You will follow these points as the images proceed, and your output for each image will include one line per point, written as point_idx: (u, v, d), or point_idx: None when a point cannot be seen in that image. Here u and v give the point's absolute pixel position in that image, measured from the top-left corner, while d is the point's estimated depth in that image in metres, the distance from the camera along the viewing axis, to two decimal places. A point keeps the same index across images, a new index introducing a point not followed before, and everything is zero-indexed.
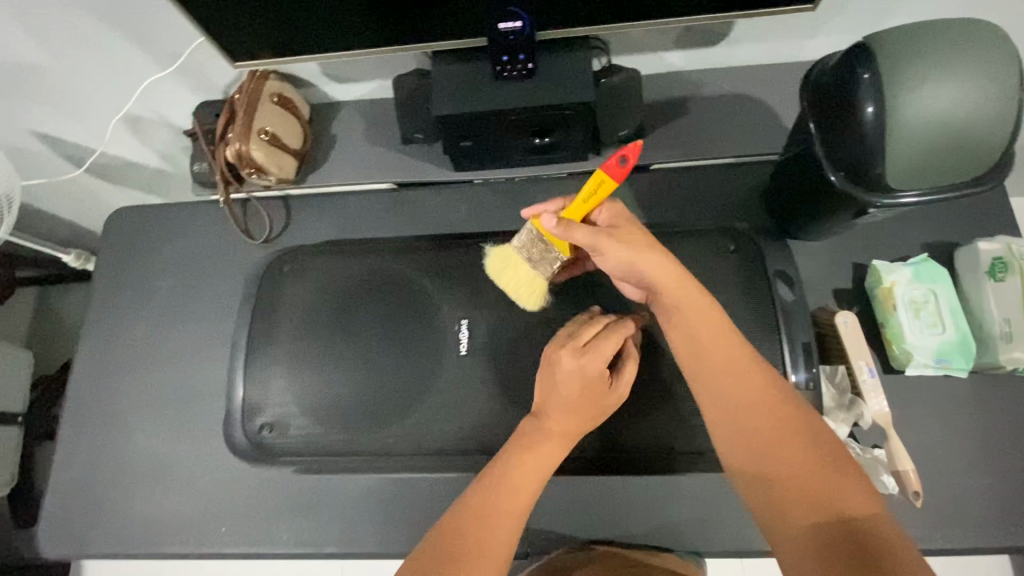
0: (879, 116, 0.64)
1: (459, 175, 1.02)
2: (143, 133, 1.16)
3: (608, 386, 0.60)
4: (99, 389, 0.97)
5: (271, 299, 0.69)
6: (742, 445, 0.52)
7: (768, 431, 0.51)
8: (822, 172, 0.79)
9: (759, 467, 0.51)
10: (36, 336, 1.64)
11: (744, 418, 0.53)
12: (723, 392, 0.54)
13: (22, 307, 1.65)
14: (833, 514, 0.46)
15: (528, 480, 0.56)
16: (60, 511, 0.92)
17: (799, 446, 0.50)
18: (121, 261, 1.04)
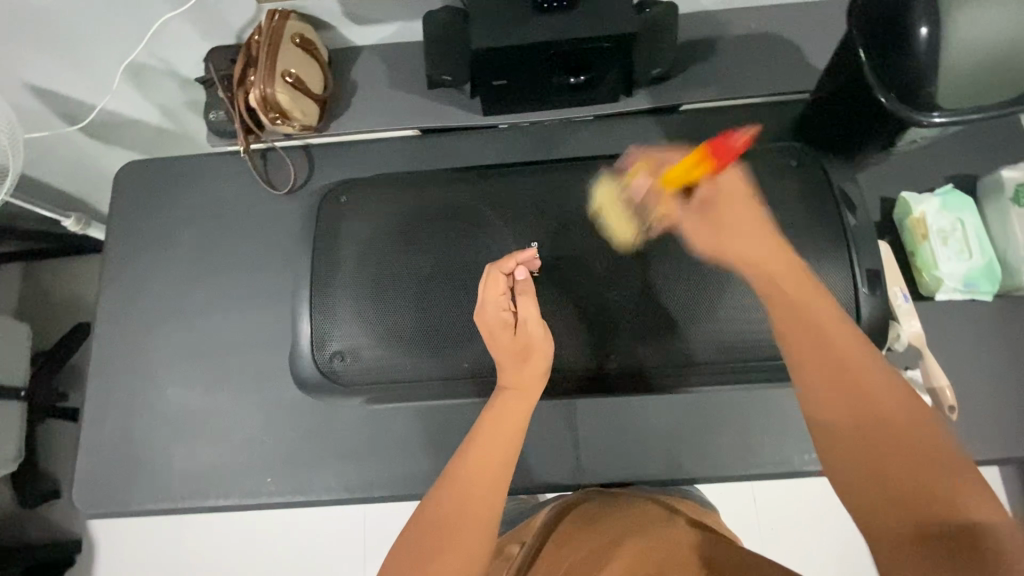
0: (935, 33, 0.66)
1: (487, 120, 1.00)
2: (148, 86, 1.10)
3: (512, 331, 0.57)
4: (127, 347, 0.94)
5: (326, 233, 0.67)
6: (845, 443, 0.43)
7: (875, 436, 0.42)
8: (863, 100, 0.80)
9: (849, 445, 0.43)
10: (29, 311, 1.57)
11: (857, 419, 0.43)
12: (825, 387, 0.46)
13: (12, 281, 1.58)
14: (934, 515, 0.38)
15: (500, 444, 0.54)
16: (92, 473, 0.90)
17: (915, 454, 0.40)
18: (137, 216, 1.00)
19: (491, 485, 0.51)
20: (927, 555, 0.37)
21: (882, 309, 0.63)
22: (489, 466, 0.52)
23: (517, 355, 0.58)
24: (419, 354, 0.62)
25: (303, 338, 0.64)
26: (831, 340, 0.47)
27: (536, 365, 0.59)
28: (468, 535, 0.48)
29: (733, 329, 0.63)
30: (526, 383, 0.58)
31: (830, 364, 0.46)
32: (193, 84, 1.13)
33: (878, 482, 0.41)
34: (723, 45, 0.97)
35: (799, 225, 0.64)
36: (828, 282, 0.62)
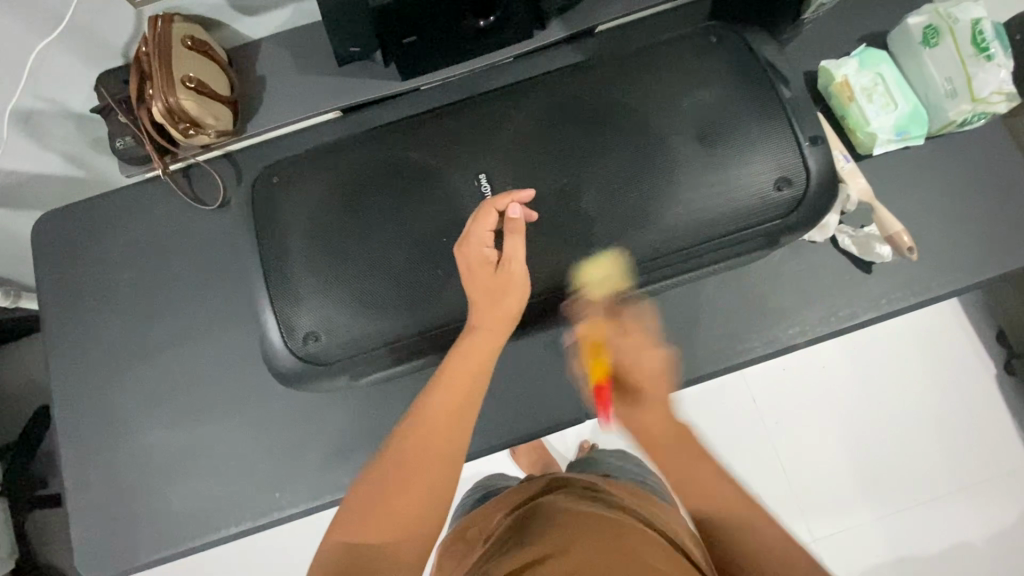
0: None
1: (406, 85, 0.97)
2: (42, 134, 1.03)
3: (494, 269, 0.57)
4: (92, 403, 0.89)
5: (267, 218, 0.64)
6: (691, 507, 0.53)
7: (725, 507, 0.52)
8: None
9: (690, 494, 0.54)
10: None
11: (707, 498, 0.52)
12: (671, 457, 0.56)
13: None
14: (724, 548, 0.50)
15: (465, 384, 0.54)
16: (90, 541, 0.85)
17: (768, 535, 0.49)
18: (67, 269, 0.94)
19: (452, 432, 0.52)
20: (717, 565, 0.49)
21: (831, 156, 0.63)
22: (448, 420, 0.53)
23: (494, 294, 0.58)
24: (389, 311, 0.61)
25: (271, 331, 0.62)
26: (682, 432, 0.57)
27: (510, 305, 0.57)
28: (422, 486, 0.49)
29: (699, 208, 0.62)
30: (493, 322, 0.57)
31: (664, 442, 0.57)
32: (88, 117, 1.07)
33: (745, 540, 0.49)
34: None
35: (734, 95, 0.63)
36: (775, 141, 0.62)
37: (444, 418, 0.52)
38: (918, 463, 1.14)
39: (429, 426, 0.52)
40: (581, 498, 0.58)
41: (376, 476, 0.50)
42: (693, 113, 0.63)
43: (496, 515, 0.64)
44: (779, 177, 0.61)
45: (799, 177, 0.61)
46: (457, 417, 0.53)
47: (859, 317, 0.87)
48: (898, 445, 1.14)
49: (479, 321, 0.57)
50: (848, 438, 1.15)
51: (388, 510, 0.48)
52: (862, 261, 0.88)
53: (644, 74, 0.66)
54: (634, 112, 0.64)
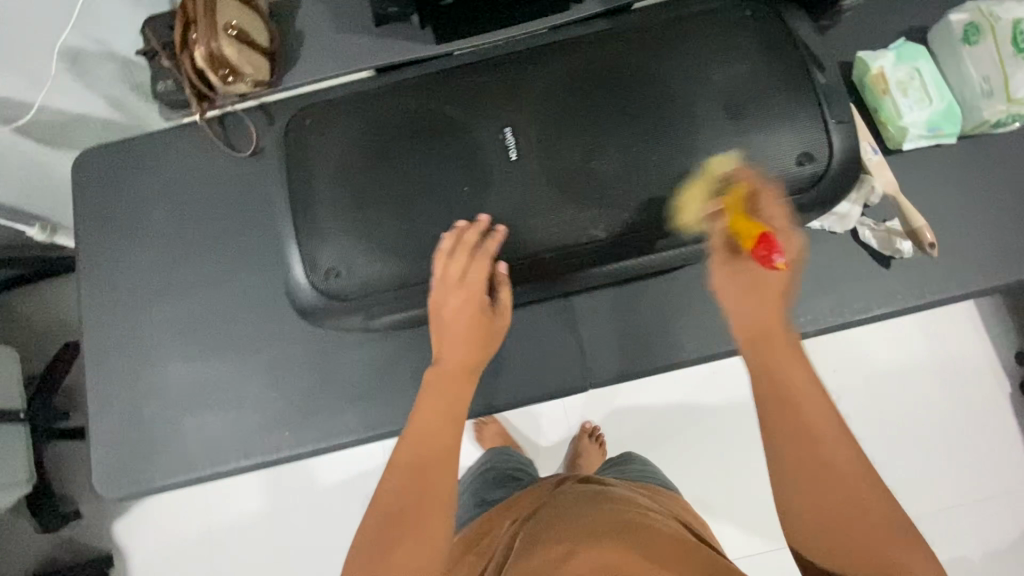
0: None
1: (440, 49, 0.99)
2: (86, 73, 1.07)
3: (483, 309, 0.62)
4: (117, 333, 0.93)
5: (298, 157, 0.66)
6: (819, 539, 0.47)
7: (826, 481, 0.48)
8: None
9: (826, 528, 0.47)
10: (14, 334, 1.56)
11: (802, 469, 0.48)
12: (789, 424, 0.50)
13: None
14: None
15: (439, 431, 0.57)
16: (108, 463, 0.89)
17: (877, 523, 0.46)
18: (103, 204, 0.98)
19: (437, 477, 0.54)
20: None
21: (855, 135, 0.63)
22: (432, 467, 0.55)
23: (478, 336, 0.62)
24: (405, 257, 0.63)
25: (295, 269, 0.65)
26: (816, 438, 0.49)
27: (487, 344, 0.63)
28: (422, 537, 0.50)
29: (719, 177, 0.62)
30: (466, 355, 0.61)
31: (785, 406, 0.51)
32: (133, 62, 1.11)
33: (845, 521, 0.46)
34: None
35: (763, 69, 0.64)
36: (800, 115, 0.62)
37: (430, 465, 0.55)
38: (919, 473, 1.13)
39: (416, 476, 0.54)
40: (583, 502, 0.63)
41: (371, 537, 0.51)
42: (719, 84, 0.64)
43: (497, 526, 0.68)
44: (802, 152, 0.61)
45: (821, 153, 0.61)
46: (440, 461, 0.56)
47: (874, 311, 0.86)
48: (901, 454, 1.14)
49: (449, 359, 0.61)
50: (852, 440, 1.15)
51: (392, 566, 0.49)
52: (880, 255, 0.88)
53: (673, 43, 0.66)
54: (660, 80, 0.65)
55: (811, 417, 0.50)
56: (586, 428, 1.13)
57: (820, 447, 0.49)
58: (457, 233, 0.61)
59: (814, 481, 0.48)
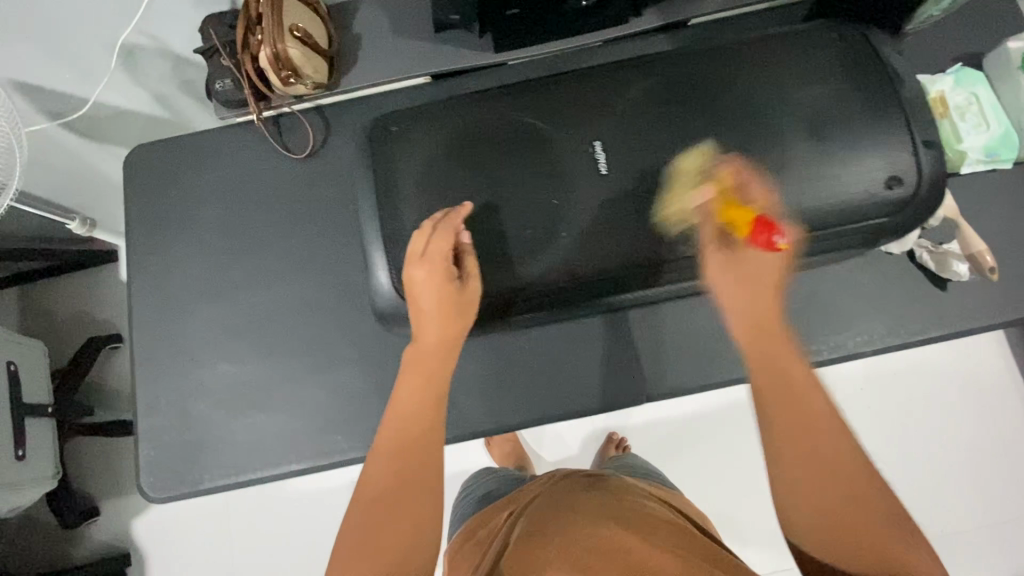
0: None
1: (497, 58, 0.99)
2: (140, 69, 1.07)
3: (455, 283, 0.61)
4: (166, 331, 0.93)
5: (382, 163, 0.67)
6: (812, 525, 0.47)
7: (820, 466, 0.48)
8: None
9: (811, 507, 0.47)
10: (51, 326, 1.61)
11: (801, 463, 0.48)
12: (778, 404, 0.51)
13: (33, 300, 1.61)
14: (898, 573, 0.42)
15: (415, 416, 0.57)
16: (154, 461, 0.88)
17: (859, 495, 0.47)
18: (155, 201, 0.97)
19: (421, 458, 0.55)
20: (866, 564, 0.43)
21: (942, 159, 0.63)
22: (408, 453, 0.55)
23: (450, 309, 0.61)
24: (490, 268, 0.64)
25: (379, 277, 0.66)
26: (810, 418, 0.50)
27: (459, 317, 0.62)
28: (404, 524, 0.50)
29: (807, 196, 0.62)
30: (441, 337, 0.61)
31: (784, 391, 0.51)
32: (186, 60, 1.09)
33: (832, 493, 0.47)
34: None
35: (851, 91, 0.64)
36: (889, 139, 0.62)
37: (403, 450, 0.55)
38: (953, 495, 1.13)
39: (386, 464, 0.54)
40: (577, 492, 0.66)
41: (355, 526, 0.51)
42: (805, 103, 0.64)
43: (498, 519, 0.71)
44: (890, 176, 0.61)
45: (910, 176, 0.61)
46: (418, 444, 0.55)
47: (928, 333, 0.87)
48: (923, 470, 1.15)
49: (425, 341, 0.61)
50: (879, 458, 1.15)
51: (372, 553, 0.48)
52: (937, 277, 0.88)
53: (758, 62, 0.67)
54: (747, 98, 0.65)
55: (795, 401, 0.51)
56: (614, 439, 1.20)
57: (805, 425, 0.49)
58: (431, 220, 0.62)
59: (802, 460, 0.49)
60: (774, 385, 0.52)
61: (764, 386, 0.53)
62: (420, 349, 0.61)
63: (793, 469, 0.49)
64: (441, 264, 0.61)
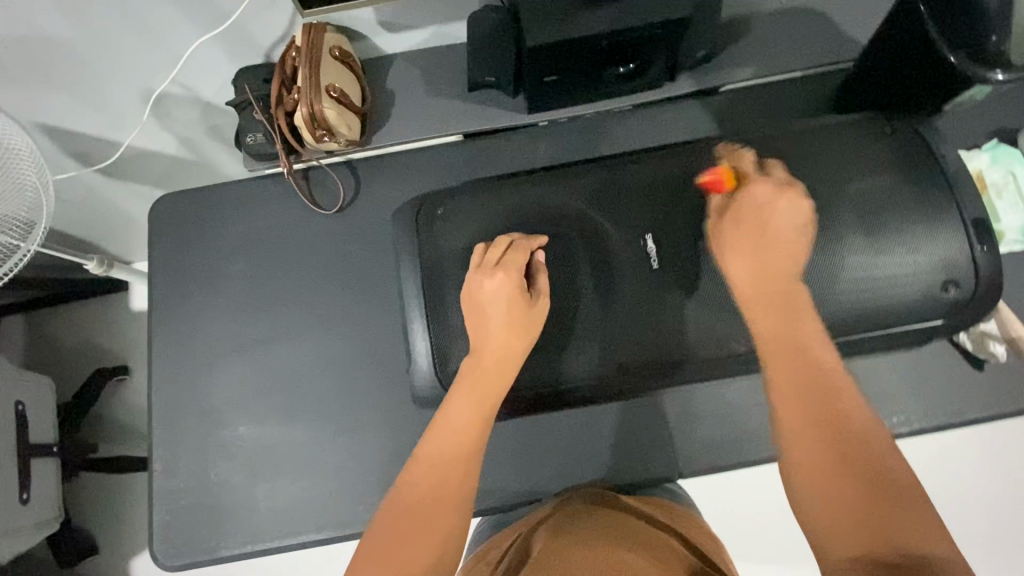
0: (999, 32, 0.69)
1: (530, 119, 0.99)
2: (171, 114, 1.06)
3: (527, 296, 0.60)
4: (188, 387, 0.91)
5: (429, 246, 0.67)
6: (814, 457, 0.46)
7: (840, 454, 0.46)
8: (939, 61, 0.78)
9: (812, 457, 0.46)
10: (58, 355, 1.58)
11: (815, 404, 0.48)
12: (797, 383, 0.49)
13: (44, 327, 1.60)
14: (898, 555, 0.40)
15: (463, 426, 0.55)
16: (170, 525, 0.86)
17: (880, 490, 0.44)
18: (180, 251, 0.96)
19: (462, 471, 0.52)
20: (865, 513, 0.43)
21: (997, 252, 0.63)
22: (453, 459, 0.53)
23: (514, 320, 0.59)
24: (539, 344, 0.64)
25: (418, 352, 0.65)
26: (817, 364, 0.50)
27: (522, 331, 0.60)
28: (430, 536, 0.48)
29: (858, 295, 0.62)
30: (506, 348, 0.59)
31: (803, 367, 0.50)
32: (215, 107, 1.08)
33: (847, 482, 0.44)
34: (757, 22, 0.97)
35: (904, 187, 0.64)
36: (942, 238, 0.62)
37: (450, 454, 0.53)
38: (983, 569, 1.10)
39: (430, 466, 0.52)
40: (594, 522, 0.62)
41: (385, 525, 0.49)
42: (856, 196, 0.64)
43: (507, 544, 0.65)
44: (944, 278, 0.61)
45: (964, 277, 0.61)
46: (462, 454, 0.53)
47: (966, 415, 0.85)
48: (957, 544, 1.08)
49: (490, 348, 0.59)
50: None
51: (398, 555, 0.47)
52: (973, 357, 0.86)
53: (808, 152, 0.67)
54: (800, 188, 0.65)
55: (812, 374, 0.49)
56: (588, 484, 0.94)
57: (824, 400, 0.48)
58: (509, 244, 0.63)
59: (825, 448, 0.46)
60: (793, 360, 0.50)
61: (785, 354, 0.51)
62: (482, 360, 0.59)
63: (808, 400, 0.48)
64: (514, 275, 0.61)
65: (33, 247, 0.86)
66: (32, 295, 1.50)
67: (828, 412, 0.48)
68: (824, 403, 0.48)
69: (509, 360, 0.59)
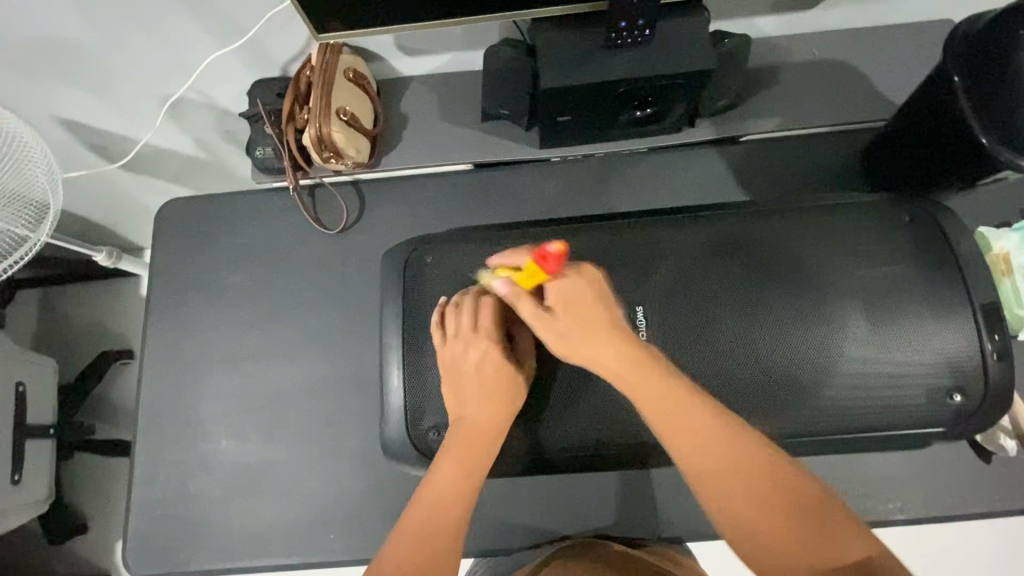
0: None
1: (542, 153, 0.97)
2: (187, 118, 1.07)
3: (511, 363, 0.61)
4: (175, 396, 0.91)
5: (419, 293, 0.68)
6: (728, 494, 0.48)
7: (751, 479, 0.48)
8: (972, 140, 0.75)
9: (730, 497, 0.48)
10: (65, 334, 1.61)
11: (704, 445, 0.49)
12: (694, 428, 0.50)
13: (54, 305, 1.63)
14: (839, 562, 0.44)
15: (451, 493, 0.54)
16: (145, 533, 0.87)
17: (782, 501, 0.47)
18: (183, 258, 0.96)
19: (454, 532, 0.52)
20: (791, 527, 0.46)
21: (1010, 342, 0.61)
22: (446, 519, 0.52)
23: (496, 389, 0.60)
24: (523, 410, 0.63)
25: (392, 398, 0.65)
26: (690, 398, 0.51)
27: (506, 398, 0.60)
28: None
29: (855, 392, 0.60)
30: (489, 416, 0.59)
31: (684, 404, 0.51)
32: (231, 114, 1.08)
33: (757, 518, 0.47)
34: (786, 72, 0.93)
35: (912, 281, 0.62)
36: (949, 340, 0.60)
37: (440, 515, 0.52)
38: None
39: (427, 526, 0.52)
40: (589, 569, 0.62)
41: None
42: (862, 287, 0.62)
43: None
44: (949, 384, 0.59)
45: (973, 386, 0.59)
46: (451, 514, 0.53)
47: (968, 509, 0.81)
48: None
49: (472, 414, 0.59)
50: None
51: None
52: (981, 449, 0.82)
53: (815, 233, 0.65)
54: (804, 272, 0.63)
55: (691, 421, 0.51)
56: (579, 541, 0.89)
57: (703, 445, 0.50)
58: (493, 301, 0.62)
59: (728, 477, 0.48)
60: (671, 403, 0.51)
61: (669, 392, 0.52)
62: (466, 426, 0.59)
63: (690, 446, 0.50)
64: (500, 340, 0.61)
65: (41, 238, 0.85)
66: (45, 275, 1.53)
67: (728, 448, 0.49)
68: (706, 442, 0.49)
69: (493, 428, 0.59)
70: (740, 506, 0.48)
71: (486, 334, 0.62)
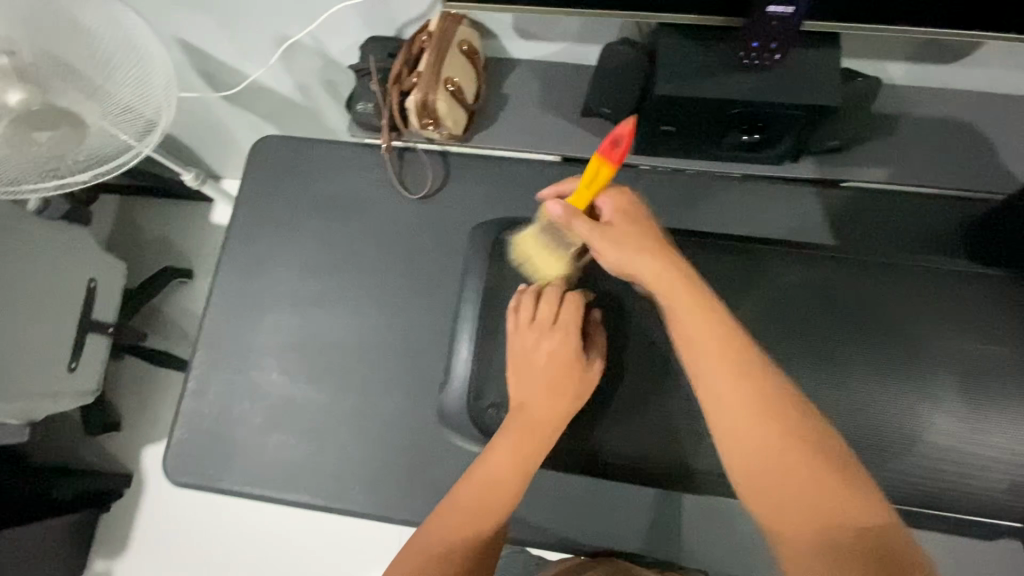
0: None
1: (634, 160, 0.96)
2: (295, 62, 1.10)
3: (578, 365, 0.62)
4: (236, 322, 0.95)
5: (499, 274, 0.69)
6: (757, 455, 0.51)
7: (783, 440, 0.51)
8: None
9: (762, 458, 0.51)
10: (136, 243, 1.70)
11: (737, 399, 0.52)
12: (728, 384, 0.53)
13: (131, 214, 1.71)
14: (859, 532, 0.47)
15: (500, 476, 0.58)
16: (187, 445, 0.91)
17: (818, 472, 0.50)
18: (268, 194, 0.99)
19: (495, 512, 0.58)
20: (815, 495, 0.49)
21: None
22: (486, 500, 0.58)
23: (557, 388, 0.61)
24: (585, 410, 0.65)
25: (457, 365, 0.67)
26: (724, 347, 0.54)
27: (567, 398, 0.61)
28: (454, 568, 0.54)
29: (926, 462, 0.61)
30: (546, 413, 0.60)
31: (719, 355, 0.54)
32: (336, 64, 1.11)
33: (786, 474, 0.50)
34: (904, 125, 0.89)
35: (1004, 363, 0.63)
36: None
37: (483, 496, 0.58)
38: None
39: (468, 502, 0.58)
40: None
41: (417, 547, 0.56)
42: (953, 357, 0.63)
43: None
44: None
45: None
46: (496, 498, 0.58)
47: None
48: None
49: (529, 407, 0.61)
50: None
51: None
52: None
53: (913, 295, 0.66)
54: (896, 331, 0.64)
55: (749, 396, 0.52)
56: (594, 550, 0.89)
57: (752, 417, 0.51)
58: (567, 301, 0.64)
59: (759, 436, 0.51)
60: (706, 350, 0.54)
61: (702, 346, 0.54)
62: (523, 419, 0.60)
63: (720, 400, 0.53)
64: (570, 340, 0.63)
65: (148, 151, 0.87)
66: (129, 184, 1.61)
67: (759, 403, 0.52)
68: (741, 395, 0.52)
69: (548, 426, 0.60)
70: (765, 467, 0.51)
71: (557, 330, 0.63)
